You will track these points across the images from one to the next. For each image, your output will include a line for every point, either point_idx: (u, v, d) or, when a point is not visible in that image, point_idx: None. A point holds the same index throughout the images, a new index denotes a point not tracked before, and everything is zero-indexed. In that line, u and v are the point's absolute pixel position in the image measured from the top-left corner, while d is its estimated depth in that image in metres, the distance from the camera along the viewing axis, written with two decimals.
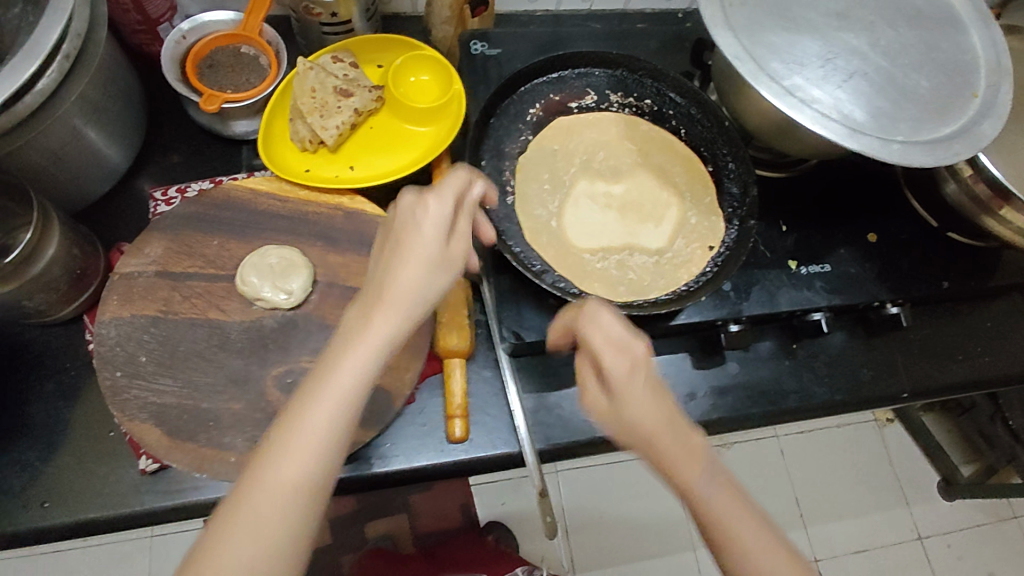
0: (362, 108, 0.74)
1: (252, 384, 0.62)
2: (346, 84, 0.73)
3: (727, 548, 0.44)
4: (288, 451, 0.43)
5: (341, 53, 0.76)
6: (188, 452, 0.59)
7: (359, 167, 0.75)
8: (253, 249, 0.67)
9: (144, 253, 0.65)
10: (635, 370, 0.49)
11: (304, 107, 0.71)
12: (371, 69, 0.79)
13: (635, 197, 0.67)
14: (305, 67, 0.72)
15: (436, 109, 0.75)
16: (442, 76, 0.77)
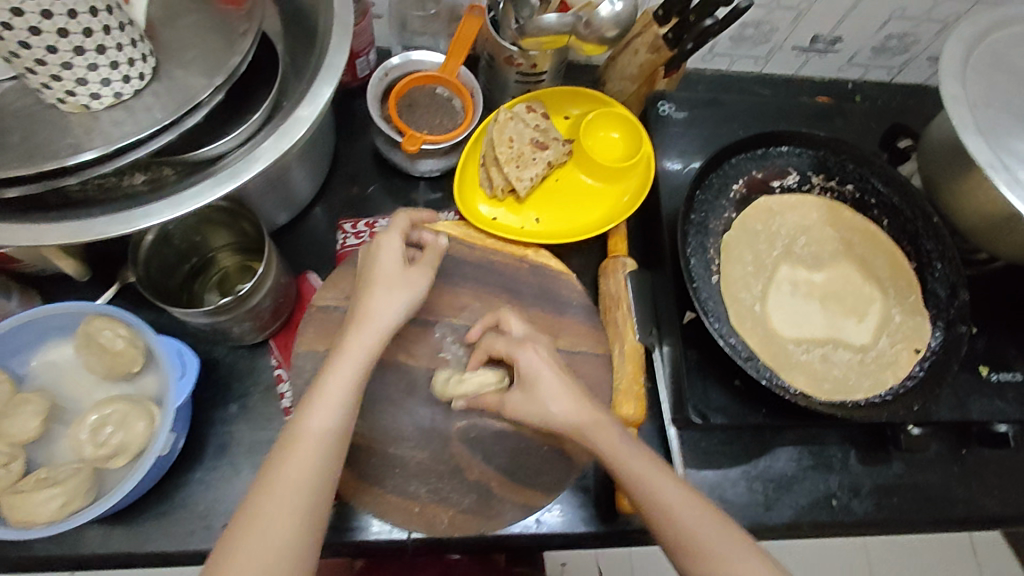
0: (554, 161, 0.76)
1: (437, 434, 0.63)
2: (540, 136, 0.75)
3: (672, 520, 0.51)
4: (313, 405, 0.50)
5: (534, 104, 0.78)
6: (376, 497, 0.60)
7: (544, 219, 0.77)
8: (443, 296, 0.67)
9: (339, 288, 0.66)
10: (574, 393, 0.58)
11: (501, 156, 0.73)
12: (559, 120, 0.81)
13: (837, 288, 0.65)
14: (504, 116, 0.75)
15: (624, 170, 0.76)
16: (631, 132, 0.78)
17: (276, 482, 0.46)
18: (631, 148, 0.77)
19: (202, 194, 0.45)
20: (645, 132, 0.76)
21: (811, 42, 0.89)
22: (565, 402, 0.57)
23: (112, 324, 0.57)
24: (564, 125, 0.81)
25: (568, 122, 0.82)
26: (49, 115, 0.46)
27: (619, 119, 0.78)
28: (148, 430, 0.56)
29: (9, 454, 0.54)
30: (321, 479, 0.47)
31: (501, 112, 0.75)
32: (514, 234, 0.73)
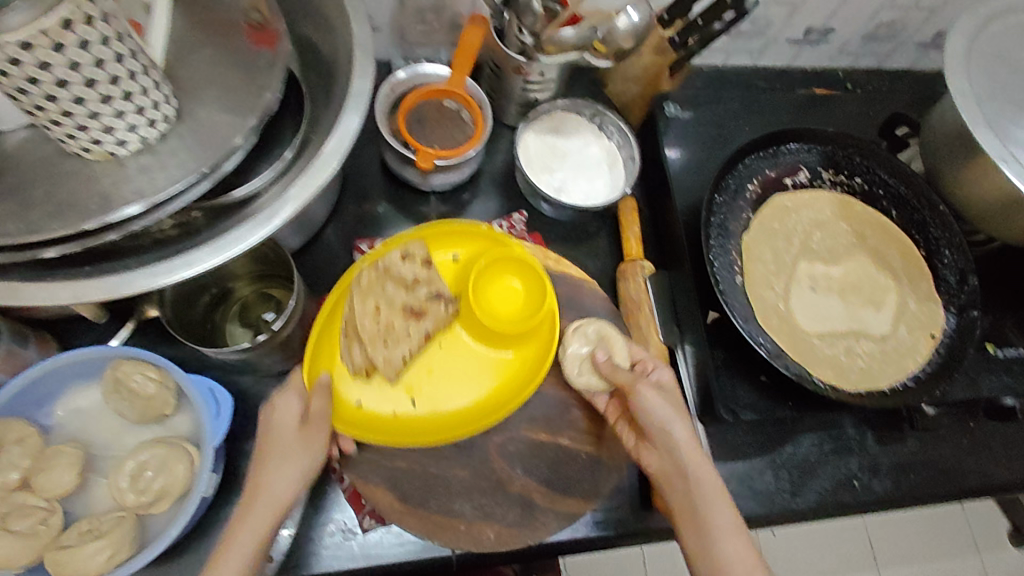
0: (432, 331, 0.64)
1: (475, 450, 0.63)
2: (416, 301, 0.64)
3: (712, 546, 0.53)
4: (260, 487, 0.52)
5: (413, 245, 0.65)
6: (421, 519, 0.60)
7: (417, 388, 0.65)
8: None
9: None
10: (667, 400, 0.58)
11: (363, 332, 0.61)
12: (444, 265, 0.68)
13: (854, 280, 0.67)
14: (370, 279, 0.63)
15: (520, 333, 0.65)
16: (535, 287, 0.65)
17: (234, 550, 0.48)
18: (533, 306, 0.64)
19: (242, 237, 0.44)
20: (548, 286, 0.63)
21: (804, 34, 0.90)
22: (673, 414, 0.57)
23: (141, 367, 0.56)
24: (450, 269, 0.68)
25: (456, 265, 0.69)
26: (74, 164, 0.45)
27: (521, 265, 0.65)
28: (188, 472, 0.55)
29: (46, 509, 0.53)
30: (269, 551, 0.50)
31: (363, 269, 0.63)
32: (382, 429, 0.62)
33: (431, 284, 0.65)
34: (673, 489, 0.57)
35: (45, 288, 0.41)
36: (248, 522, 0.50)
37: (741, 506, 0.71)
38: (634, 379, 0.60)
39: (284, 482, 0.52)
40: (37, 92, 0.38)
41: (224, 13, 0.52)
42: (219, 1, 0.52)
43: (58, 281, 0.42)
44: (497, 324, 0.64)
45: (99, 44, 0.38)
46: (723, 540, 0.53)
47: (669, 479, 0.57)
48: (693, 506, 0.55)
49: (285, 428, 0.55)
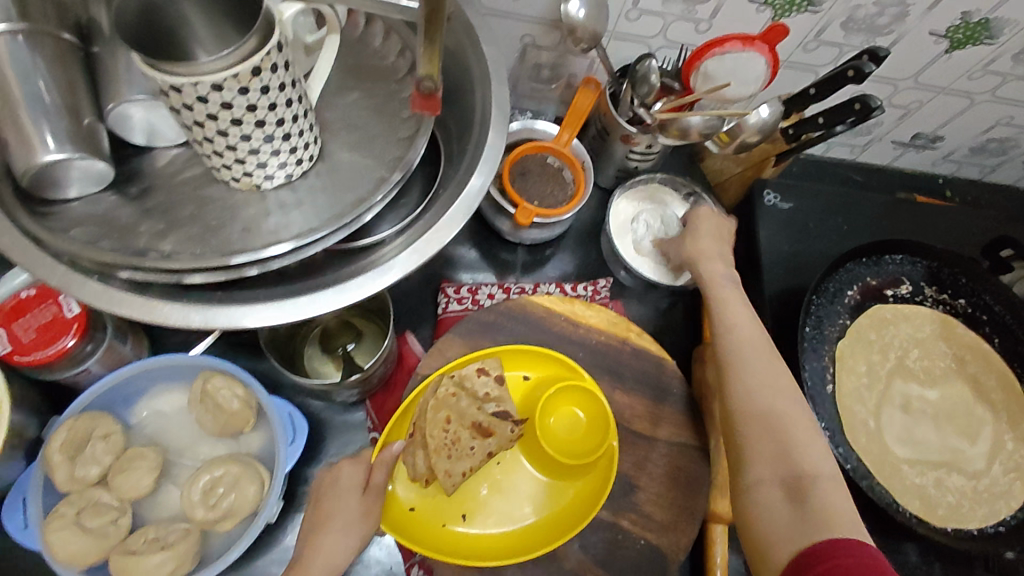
0: (495, 450, 0.61)
1: None
2: (489, 420, 0.61)
3: (770, 414, 0.53)
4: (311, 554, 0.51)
5: (489, 361, 0.63)
6: None
7: (468, 507, 0.62)
8: (549, 375, 0.67)
9: (445, 357, 0.66)
10: (727, 280, 0.65)
11: (432, 440, 0.59)
12: (516, 383, 0.67)
13: (950, 406, 0.65)
14: (444, 392, 0.61)
15: (580, 467, 0.62)
16: (598, 418, 0.63)
17: None
18: (593, 439, 0.62)
19: (367, 286, 0.45)
20: (613, 421, 0.60)
21: (912, 138, 0.89)
22: (726, 293, 0.63)
23: (230, 384, 0.57)
24: (520, 390, 0.67)
25: (529, 382, 0.67)
26: (216, 190, 0.47)
27: (585, 393, 0.63)
28: (258, 495, 0.55)
29: (119, 509, 0.53)
30: None
31: (441, 382, 0.61)
32: (432, 540, 0.59)
33: (502, 402, 0.62)
34: (751, 386, 0.54)
35: (179, 308, 0.42)
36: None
37: None
38: (727, 294, 0.63)
39: (344, 553, 0.52)
40: (212, 126, 0.40)
41: (372, 61, 0.54)
42: (369, 48, 0.54)
43: (191, 304, 0.43)
44: (563, 457, 0.61)
45: (276, 90, 0.40)
46: (810, 454, 0.50)
47: (752, 379, 0.55)
48: (748, 366, 0.56)
49: (349, 489, 0.54)
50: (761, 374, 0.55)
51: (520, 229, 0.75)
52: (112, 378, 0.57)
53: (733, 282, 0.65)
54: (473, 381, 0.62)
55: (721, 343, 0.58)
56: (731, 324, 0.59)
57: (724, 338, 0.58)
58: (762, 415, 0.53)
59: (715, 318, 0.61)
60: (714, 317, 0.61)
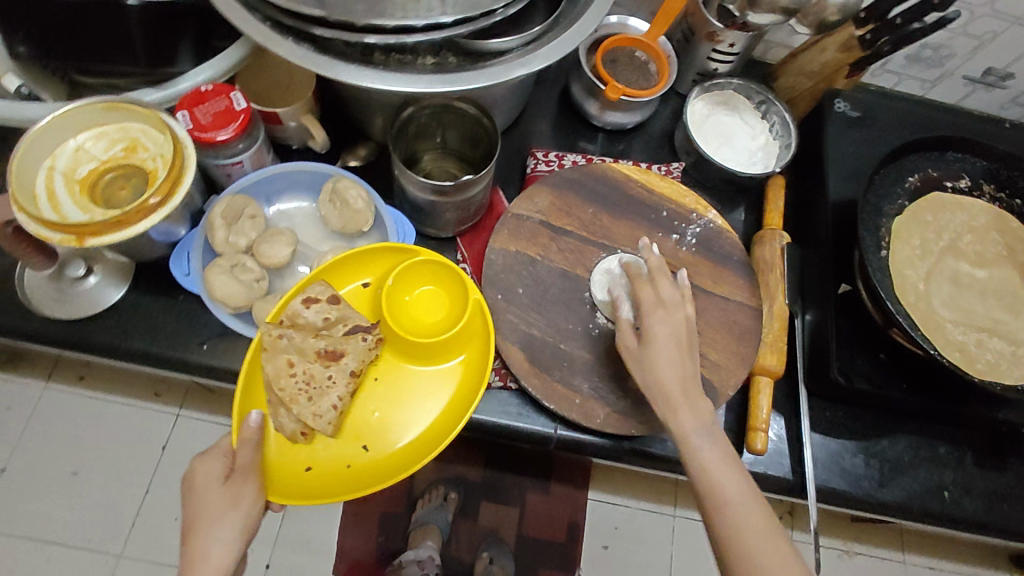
0: (357, 369, 0.61)
1: (603, 340, 0.69)
2: (330, 342, 0.61)
3: (704, 470, 0.54)
4: (202, 543, 0.50)
5: (313, 287, 0.62)
6: (544, 382, 0.67)
7: (365, 429, 0.62)
8: (623, 228, 0.74)
9: (533, 201, 0.74)
10: (666, 310, 0.62)
11: (286, 394, 0.58)
12: (356, 294, 0.66)
13: (997, 285, 0.70)
14: (272, 335, 0.59)
15: (453, 338, 0.63)
16: (450, 284, 0.65)
17: None
18: (457, 306, 0.64)
19: (496, 77, 0.56)
20: (466, 278, 0.63)
21: (982, 74, 0.93)
22: (674, 363, 0.59)
23: (356, 186, 0.66)
24: (364, 297, 0.66)
25: (371, 288, 0.66)
26: None
27: (428, 270, 0.65)
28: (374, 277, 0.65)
29: (261, 273, 0.64)
30: None
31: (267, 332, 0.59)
32: (340, 483, 0.59)
33: (346, 321, 0.62)
34: (687, 448, 0.55)
35: (355, 73, 0.55)
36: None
37: (827, 477, 0.74)
38: (665, 323, 0.61)
39: (224, 546, 0.50)
40: None
41: None
42: None
43: (363, 73, 0.55)
44: (414, 333, 0.63)
45: None
46: (742, 522, 0.51)
47: (687, 439, 0.55)
48: (687, 424, 0.56)
49: (210, 484, 0.53)
50: (690, 433, 0.55)
51: (608, 110, 0.83)
52: (261, 174, 0.67)
53: (682, 333, 0.61)
54: (304, 302, 0.61)
55: (649, 386, 0.59)
56: (654, 363, 0.59)
57: (648, 381, 0.59)
58: (695, 471, 0.54)
59: (648, 356, 0.59)
60: (659, 349, 0.59)
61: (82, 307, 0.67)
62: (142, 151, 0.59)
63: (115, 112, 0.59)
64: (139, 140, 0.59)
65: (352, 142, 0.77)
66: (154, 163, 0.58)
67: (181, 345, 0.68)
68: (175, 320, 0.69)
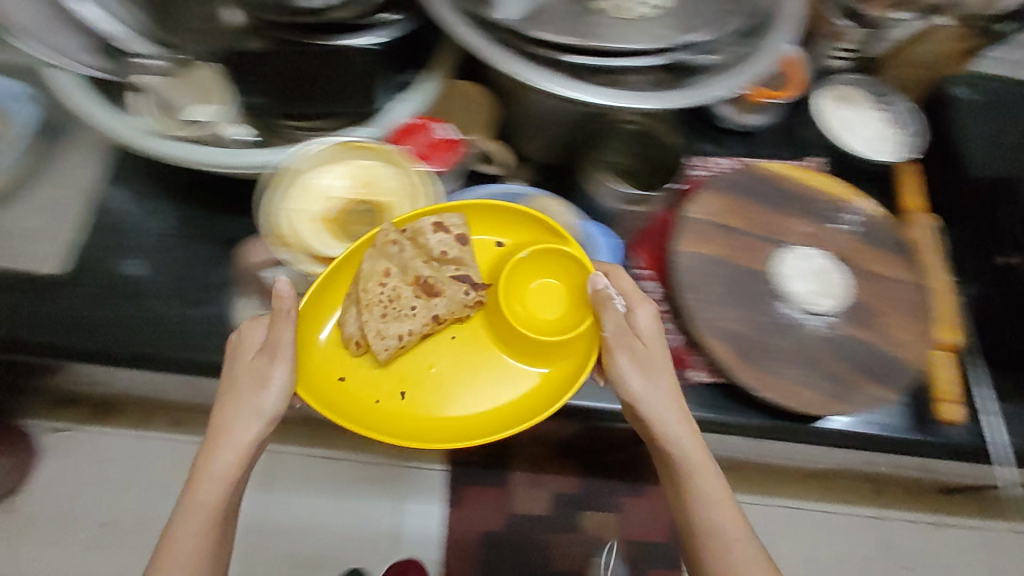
0: (443, 314, 0.64)
1: (795, 329, 0.73)
2: (434, 278, 0.64)
3: (698, 503, 0.64)
4: (209, 474, 0.59)
5: (451, 218, 0.65)
6: (752, 373, 0.70)
7: (403, 374, 0.65)
8: (791, 222, 0.78)
9: (706, 204, 0.77)
10: (654, 346, 0.64)
11: (369, 299, 0.62)
12: (485, 248, 0.69)
13: None
14: (388, 237, 0.64)
15: (560, 345, 0.65)
16: (573, 278, 0.67)
17: (181, 532, 0.58)
18: (576, 312, 0.66)
19: (705, 93, 0.60)
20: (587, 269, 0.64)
21: None
22: (676, 408, 0.63)
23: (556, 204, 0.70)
24: (490, 254, 0.70)
25: (501, 249, 0.70)
26: (599, 20, 0.60)
27: (565, 264, 0.66)
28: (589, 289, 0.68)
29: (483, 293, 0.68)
30: (209, 530, 0.58)
31: (388, 229, 0.64)
32: (379, 423, 0.62)
33: (460, 265, 0.65)
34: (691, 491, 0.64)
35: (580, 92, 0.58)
36: (205, 492, 0.59)
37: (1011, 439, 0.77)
38: (660, 367, 0.64)
39: (223, 467, 0.59)
40: None
41: None
42: None
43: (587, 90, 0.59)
44: (532, 332, 0.64)
45: None
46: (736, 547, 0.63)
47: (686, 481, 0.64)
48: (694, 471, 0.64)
49: (237, 386, 0.60)
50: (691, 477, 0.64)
51: (745, 115, 0.87)
52: (464, 201, 0.71)
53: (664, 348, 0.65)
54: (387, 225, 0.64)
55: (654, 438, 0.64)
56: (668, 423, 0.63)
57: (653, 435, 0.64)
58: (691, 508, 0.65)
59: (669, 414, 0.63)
60: (677, 407, 0.63)
61: None
62: (376, 186, 0.68)
63: (350, 152, 0.67)
64: None
65: (518, 161, 0.80)
66: (389, 198, 0.67)
67: None
68: None
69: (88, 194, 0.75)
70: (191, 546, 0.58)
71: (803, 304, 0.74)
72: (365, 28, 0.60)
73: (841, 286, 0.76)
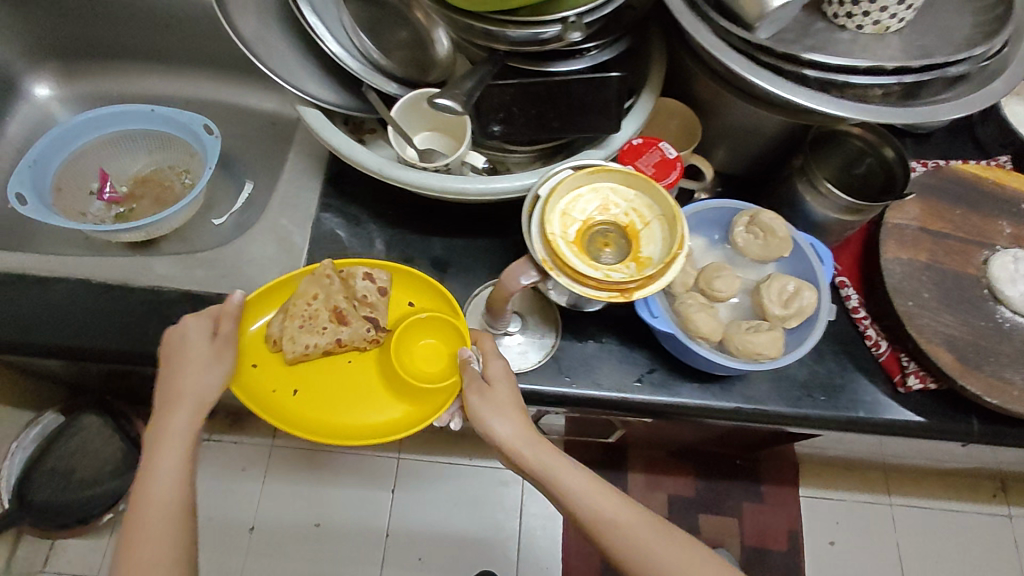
0: (345, 340, 0.69)
1: (1015, 333, 0.72)
2: (348, 308, 0.69)
3: (628, 546, 0.54)
4: (165, 443, 0.59)
5: (375, 270, 0.71)
6: (979, 378, 0.69)
7: (302, 383, 0.69)
8: (992, 225, 0.78)
9: (906, 210, 0.77)
10: (478, 383, 0.62)
11: (294, 309, 0.67)
12: (397, 306, 0.73)
13: None
14: (325, 270, 0.69)
15: (432, 393, 0.67)
16: (450, 339, 0.69)
17: (151, 506, 0.57)
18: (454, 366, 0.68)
19: (959, 105, 0.59)
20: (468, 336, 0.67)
21: None
22: (511, 423, 0.60)
23: (776, 215, 0.70)
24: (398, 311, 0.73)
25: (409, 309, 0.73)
26: (842, 37, 0.61)
27: (443, 328, 0.69)
28: (818, 299, 0.67)
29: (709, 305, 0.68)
30: (180, 516, 0.57)
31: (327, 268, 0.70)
32: (269, 407, 0.66)
33: (374, 309, 0.70)
34: (609, 535, 0.55)
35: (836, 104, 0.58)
36: (166, 454, 0.59)
37: None
38: (499, 395, 0.61)
39: (183, 430, 0.60)
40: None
41: None
42: None
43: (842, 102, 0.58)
44: (412, 376, 0.67)
45: None
46: None
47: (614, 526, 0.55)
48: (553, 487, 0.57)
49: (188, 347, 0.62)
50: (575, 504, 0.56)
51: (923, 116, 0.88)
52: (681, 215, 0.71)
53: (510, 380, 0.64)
54: (321, 265, 0.70)
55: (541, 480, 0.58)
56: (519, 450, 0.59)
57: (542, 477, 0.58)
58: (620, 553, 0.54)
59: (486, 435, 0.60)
60: (511, 437, 0.59)
61: (526, 359, 0.72)
62: (614, 207, 0.63)
63: (589, 176, 0.64)
64: (610, 198, 0.64)
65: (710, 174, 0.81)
66: (628, 217, 0.63)
67: (618, 383, 0.72)
68: (605, 359, 0.73)
69: (305, 220, 0.78)
70: (159, 514, 0.56)
71: (1021, 305, 0.72)
72: (574, 55, 0.67)
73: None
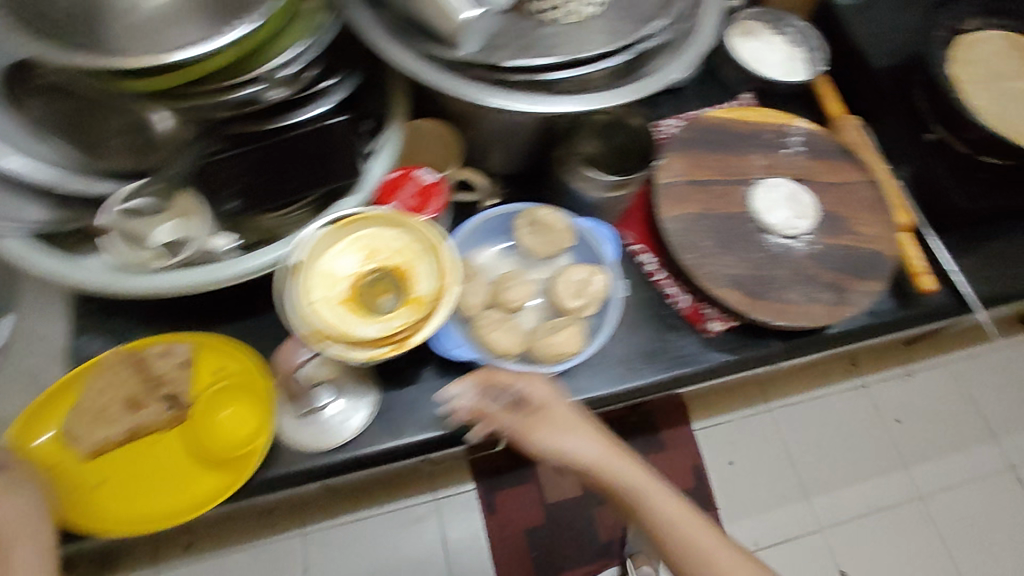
0: (142, 425, 0.64)
1: (786, 256, 0.78)
2: (142, 393, 0.65)
3: (679, 524, 0.58)
4: None
5: (171, 346, 0.66)
6: (763, 307, 0.75)
7: (110, 473, 0.64)
8: (748, 160, 0.84)
9: (672, 167, 0.81)
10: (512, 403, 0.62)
11: (84, 403, 0.64)
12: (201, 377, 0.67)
13: None
14: (115, 356, 0.65)
15: (235, 463, 0.63)
16: (252, 405, 0.65)
17: None
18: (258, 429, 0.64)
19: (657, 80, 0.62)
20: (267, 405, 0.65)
21: None
22: (585, 436, 0.60)
23: (551, 211, 0.71)
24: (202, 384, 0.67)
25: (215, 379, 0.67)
26: (548, 31, 0.62)
27: (249, 393, 0.66)
28: (608, 280, 0.69)
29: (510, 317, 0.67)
30: None
31: (117, 355, 0.65)
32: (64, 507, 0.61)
33: (172, 387, 0.65)
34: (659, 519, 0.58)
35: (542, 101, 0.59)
36: None
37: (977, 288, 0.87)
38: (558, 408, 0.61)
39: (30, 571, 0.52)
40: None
41: None
42: None
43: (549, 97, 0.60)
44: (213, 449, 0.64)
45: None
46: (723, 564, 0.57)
47: (663, 515, 0.58)
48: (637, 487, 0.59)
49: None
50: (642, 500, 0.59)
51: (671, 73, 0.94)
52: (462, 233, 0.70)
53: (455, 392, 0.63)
54: (113, 351, 0.65)
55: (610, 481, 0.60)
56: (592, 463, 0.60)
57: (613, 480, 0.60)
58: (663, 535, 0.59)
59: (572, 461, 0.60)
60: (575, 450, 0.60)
61: (344, 428, 0.68)
62: (379, 253, 0.61)
63: (345, 229, 0.61)
64: (374, 245, 0.61)
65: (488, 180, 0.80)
66: (395, 259, 0.61)
67: (449, 418, 0.71)
68: (430, 398, 0.71)
69: (67, 351, 0.70)
70: None
71: (785, 229, 0.79)
72: (311, 99, 0.63)
73: (811, 203, 0.82)
